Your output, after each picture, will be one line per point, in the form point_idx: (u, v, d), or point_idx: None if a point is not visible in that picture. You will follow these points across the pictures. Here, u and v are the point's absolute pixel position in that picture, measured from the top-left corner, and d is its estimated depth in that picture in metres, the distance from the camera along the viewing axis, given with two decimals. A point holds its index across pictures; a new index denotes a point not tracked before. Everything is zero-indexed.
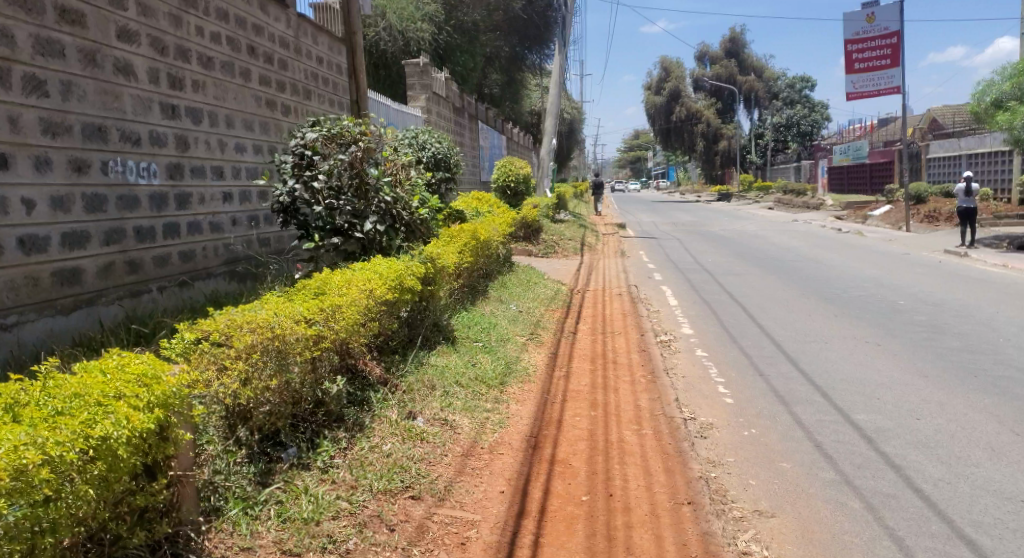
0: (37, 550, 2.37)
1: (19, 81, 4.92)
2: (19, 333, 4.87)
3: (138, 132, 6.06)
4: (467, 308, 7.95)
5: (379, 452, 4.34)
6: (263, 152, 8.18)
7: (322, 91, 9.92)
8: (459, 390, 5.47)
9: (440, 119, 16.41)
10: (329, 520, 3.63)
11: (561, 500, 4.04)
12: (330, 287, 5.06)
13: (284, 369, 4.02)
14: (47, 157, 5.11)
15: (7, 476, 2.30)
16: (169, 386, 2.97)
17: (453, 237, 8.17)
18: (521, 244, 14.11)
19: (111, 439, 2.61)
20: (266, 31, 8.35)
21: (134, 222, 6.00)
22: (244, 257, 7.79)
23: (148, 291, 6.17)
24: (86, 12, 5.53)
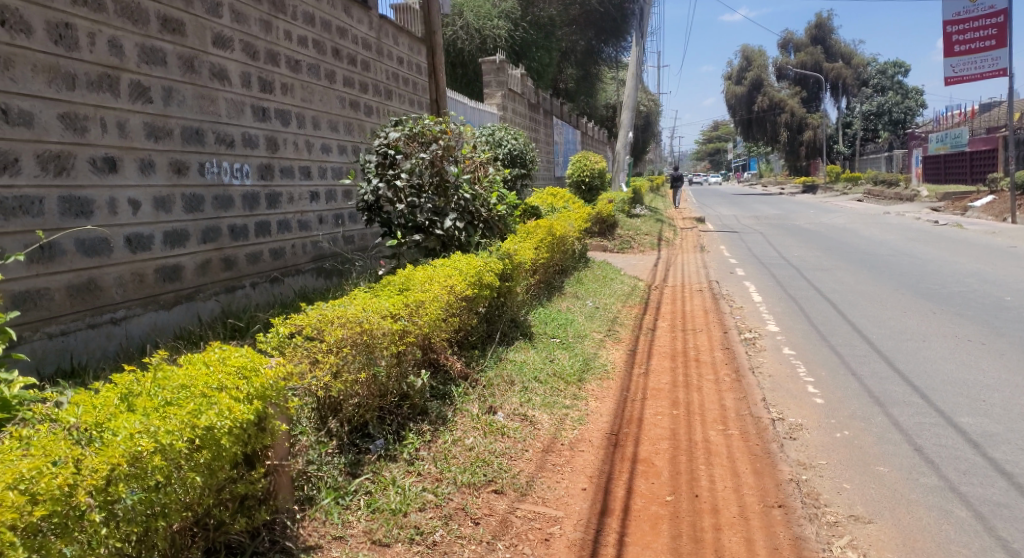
0: (151, 532, 2.51)
1: (127, 88, 5.19)
2: (127, 327, 5.16)
3: (232, 134, 6.32)
4: (544, 304, 7.97)
5: (462, 445, 4.41)
6: (347, 152, 8.39)
7: (402, 91, 10.10)
8: (538, 385, 5.49)
9: (515, 116, 16.47)
10: (415, 512, 3.71)
11: (645, 500, 4.01)
12: (413, 283, 5.17)
13: (371, 363, 4.13)
14: (151, 159, 5.38)
15: (124, 462, 2.44)
16: (267, 379, 3.08)
17: (531, 233, 8.22)
18: (597, 240, 14.04)
19: (215, 429, 2.72)
20: (349, 33, 8.56)
21: (228, 221, 6.26)
22: (330, 254, 8.02)
23: (242, 287, 6.44)
24: (185, 21, 5.79)
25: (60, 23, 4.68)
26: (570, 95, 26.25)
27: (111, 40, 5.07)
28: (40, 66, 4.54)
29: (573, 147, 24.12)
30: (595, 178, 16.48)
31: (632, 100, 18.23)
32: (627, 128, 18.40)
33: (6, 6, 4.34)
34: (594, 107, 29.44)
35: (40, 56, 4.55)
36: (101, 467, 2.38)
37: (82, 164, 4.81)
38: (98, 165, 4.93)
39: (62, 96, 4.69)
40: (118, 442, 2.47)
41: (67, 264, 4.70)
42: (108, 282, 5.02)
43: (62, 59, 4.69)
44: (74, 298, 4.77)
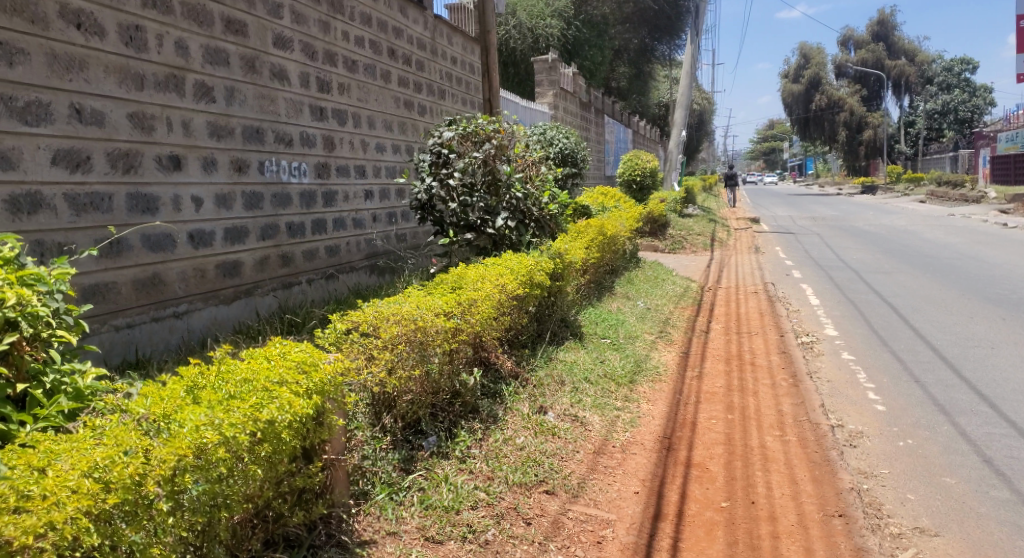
0: (214, 523, 2.55)
1: (192, 88, 5.33)
2: (188, 321, 5.31)
3: (290, 134, 6.44)
4: (595, 304, 7.95)
5: (513, 444, 4.42)
6: (401, 151, 8.48)
7: (456, 90, 10.16)
8: (589, 386, 5.47)
9: (566, 114, 16.43)
10: (467, 510, 3.73)
11: (700, 505, 3.96)
12: (466, 281, 5.20)
13: (424, 360, 4.16)
14: (213, 158, 5.52)
15: (190, 453, 2.47)
16: (325, 374, 3.15)
17: (582, 233, 8.21)
18: (648, 240, 13.93)
19: (276, 423, 2.77)
20: (405, 33, 8.64)
21: (286, 219, 6.39)
22: (383, 251, 8.12)
23: (298, 283, 6.57)
24: (248, 22, 5.92)
25: (131, 25, 4.83)
26: (622, 93, 26.08)
27: (178, 41, 5.21)
28: (112, 67, 4.69)
29: (625, 147, 23.96)
30: (647, 176, 16.34)
31: (686, 99, 18.01)
32: (680, 127, 18.20)
33: (81, 10, 4.50)
34: (647, 106, 29.18)
35: (112, 57, 4.70)
36: (169, 458, 2.40)
37: (149, 162, 4.96)
38: (164, 163, 5.08)
39: (132, 96, 4.83)
40: (185, 434, 2.51)
41: (133, 260, 4.85)
42: (171, 277, 5.17)
43: (132, 60, 4.84)
44: (140, 292, 4.92)
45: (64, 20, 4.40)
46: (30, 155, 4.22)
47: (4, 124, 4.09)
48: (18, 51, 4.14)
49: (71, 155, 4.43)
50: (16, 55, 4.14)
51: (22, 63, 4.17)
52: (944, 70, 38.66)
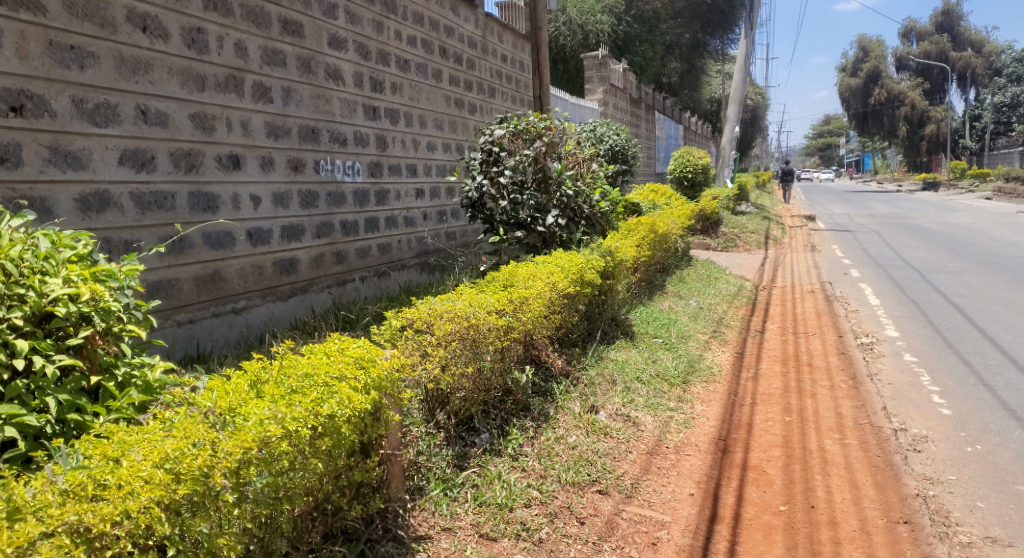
0: (276, 515, 2.61)
1: (251, 88, 5.45)
2: (247, 317, 5.44)
3: (345, 133, 6.54)
4: (646, 303, 7.88)
5: (565, 443, 4.41)
6: (451, 150, 8.53)
7: (506, 88, 10.17)
8: (641, 386, 5.43)
9: (617, 111, 16.32)
10: (521, 507, 3.74)
11: (757, 508, 3.90)
12: (517, 280, 5.21)
13: (476, 358, 4.18)
14: (271, 157, 5.64)
15: (256, 446, 2.52)
16: (382, 370, 3.21)
17: (633, 230, 8.13)
18: (700, 238, 13.77)
19: (336, 418, 2.83)
20: (456, 32, 8.69)
21: (340, 217, 6.49)
22: (434, 249, 8.18)
23: (352, 280, 6.67)
24: (304, 23, 6.02)
25: (194, 28, 4.96)
26: (674, 89, 25.81)
27: (238, 43, 5.33)
28: (175, 69, 4.82)
29: (676, 143, 23.70)
30: (698, 173, 16.12)
31: (740, 94, 17.71)
32: (733, 123, 17.90)
33: (147, 14, 4.62)
34: (699, 102, 28.81)
35: (176, 60, 4.82)
36: (235, 450, 2.45)
37: (210, 161, 5.09)
38: (223, 162, 5.20)
39: (194, 97, 4.96)
40: (250, 427, 2.56)
41: (195, 257, 4.98)
42: (231, 274, 5.30)
43: (194, 62, 4.96)
44: (201, 289, 5.06)
45: (132, 24, 4.53)
46: (99, 155, 4.35)
47: (75, 125, 4.21)
48: (88, 54, 4.27)
49: (137, 155, 4.56)
50: (86, 58, 4.27)
51: (92, 66, 4.29)
52: (1012, 61, 37.25)
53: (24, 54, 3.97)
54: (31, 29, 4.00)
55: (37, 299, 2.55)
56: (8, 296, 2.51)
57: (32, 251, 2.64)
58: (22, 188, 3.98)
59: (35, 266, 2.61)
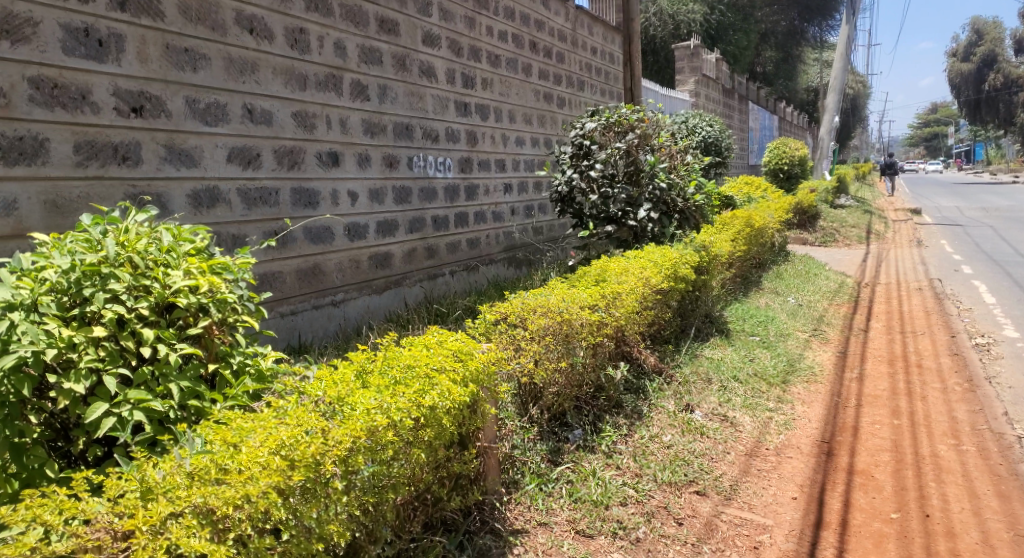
0: (382, 503, 2.68)
1: (349, 87, 5.60)
2: (345, 309, 5.59)
3: (437, 129, 6.63)
4: (741, 300, 7.67)
5: (660, 442, 4.35)
6: (539, 145, 8.54)
7: (595, 81, 10.08)
8: (738, 386, 5.30)
9: (709, 101, 15.93)
10: (617, 505, 3.71)
11: (866, 515, 3.75)
12: (610, 274, 5.15)
13: (570, 352, 4.16)
14: (367, 154, 5.78)
15: (364, 435, 2.59)
16: (480, 364, 3.25)
17: (728, 224, 7.92)
18: (796, 233, 13.31)
19: (437, 409, 2.89)
20: (547, 26, 8.67)
21: (432, 212, 6.60)
22: (522, 243, 8.21)
23: (442, 274, 6.77)
24: (400, 21, 6.14)
25: (297, 28, 5.12)
26: (768, 79, 25.08)
27: (337, 42, 5.48)
28: (279, 69, 4.99)
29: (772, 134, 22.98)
30: (795, 165, 15.59)
31: (841, 83, 17.00)
32: (833, 112, 17.20)
33: (254, 16, 4.80)
34: (796, 91, 27.83)
35: (279, 60, 4.99)
36: (345, 439, 2.51)
37: (310, 158, 5.26)
38: (323, 159, 5.36)
39: (296, 96, 5.13)
40: (358, 417, 2.64)
41: (297, 251, 5.16)
42: (330, 267, 5.46)
43: (297, 62, 5.13)
44: (303, 282, 5.23)
45: (240, 26, 4.70)
46: (210, 153, 4.54)
47: (188, 124, 4.40)
48: (201, 56, 4.45)
49: (244, 153, 4.75)
50: (199, 61, 4.45)
51: (204, 68, 4.47)
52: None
53: (144, 57, 4.14)
54: (151, 33, 4.18)
55: (161, 290, 2.68)
56: (135, 287, 2.65)
57: (156, 245, 2.80)
58: (141, 184, 4.16)
59: (159, 258, 2.75)
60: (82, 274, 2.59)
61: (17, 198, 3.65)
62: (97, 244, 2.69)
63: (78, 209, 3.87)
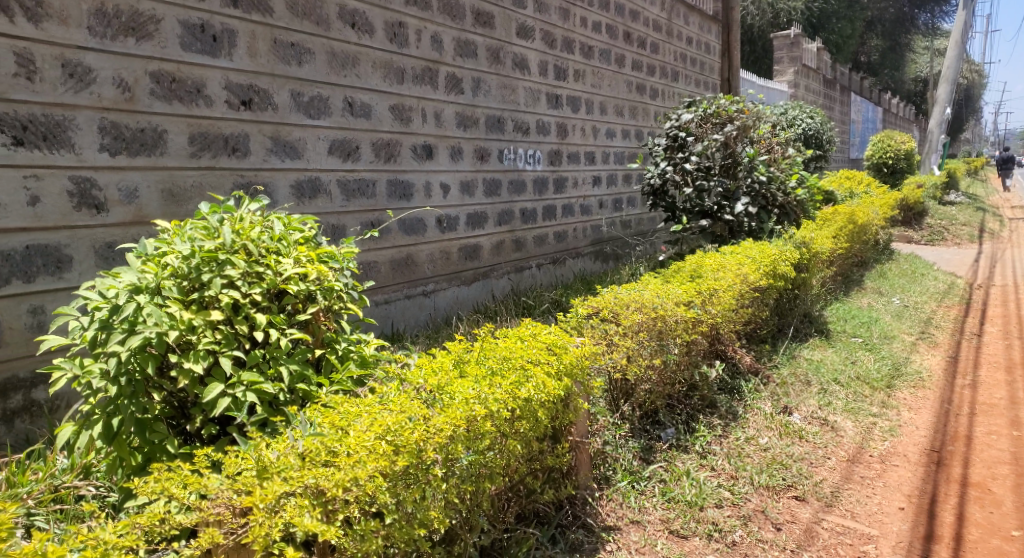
0: (479, 491, 2.71)
1: (444, 80, 5.67)
2: (435, 299, 5.67)
3: (528, 122, 6.64)
4: (841, 299, 7.37)
5: (756, 445, 4.24)
6: (630, 137, 8.43)
7: (690, 72, 9.86)
8: (839, 389, 5.10)
9: (808, 92, 15.36)
10: (712, 507, 3.64)
11: (983, 531, 3.56)
12: (706, 270, 5.04)
13: (663, 349, 4.10)
14: (460, 147, 5.85)
15: (463, 424, 2.62)
16: (574, 358, 3.24)
17: (829, 221, 7.63)
18: (901, 230, 12.70)
19: (532, 402, 2.90)
20: (641, 16, 8.53)
21: (521, 205, 6.62)
22: (610, 237, 8.13)
23: (529, 267, 6.78)
24: (495, 14, 6.16)
25: (396, 22, 5.21)
26: (873, 68, 24.00)
27: (434, 36, 5.55)
28: (378, 63, 5.10)
29: (875, 127, 21.98)
30: (901, 159, 14.85)
31: (954, 73, 16.09)
32: (945, 105, 16.30)
33: (356, 11, 4.90)
34: (902, 81, 26.53)
35: (379, 53, 5.10)
36: (446, 427, 2.56)
37: (406, 151, 5.36)
38: (418, 152, 5.46)
39: (394, 89, 5.23)
40: (457, 406, 2.68)
41: (390, 242, 5.26)
42: (422, 258, 5.55)
43: (396, 55, 5.23)
44: (396, 271, 5.33)
45: (342, 21, 4.82)
46: (313, 145, 4.68)
47: (293, 117, 4.54)
48: (305, 51, 4.59)
49: (344, 145, 4.88)
50: (304, 55, 4.58)
51: (308, 62, 4.61)
52: None
53: (254, 52, 4.30)
54: (260, 29, 4.33)
55: (273, 277, 2.78)
56: (249, 274, 2.75)
57: (269, 233, 2.91)
58: (249, 174, 4.33)
59: (271, 246, 2.86)
60: (201, 260, 2.71)
61: (138, 186, 3.82)
62: (214, 231, 2.80)
63: (192, 197, 4.04)
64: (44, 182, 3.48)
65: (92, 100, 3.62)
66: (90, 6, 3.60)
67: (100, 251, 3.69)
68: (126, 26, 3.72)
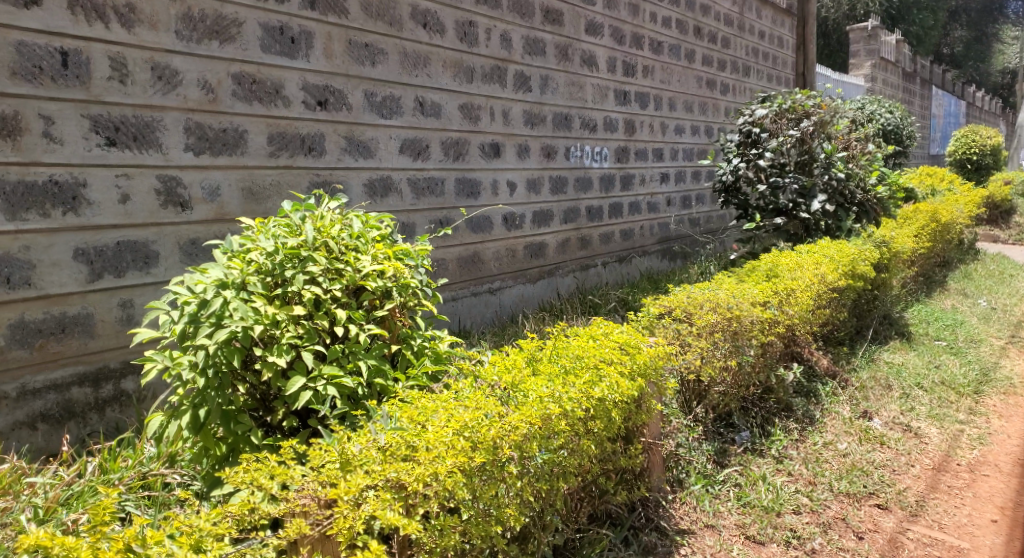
0: (553, 491, 2.70)
1: (513, 78, 5.68)
2: (500, 297, 5.68)
3: (596, 119, 6.59)
4: (924, 301, 7.08)
5: (835, 450, 4.11)
6: (700, 133, 8.28)
7: (762, 67, 9.63)
8: (922, 393, 4.90)
9: (886, 86, 14.83)
10: (790, 513, 3.55)
11: None
12: (782, 270, 4.90)
13: (738, 351, 4.01)
14: (527, 144, 5.85)
15: (537, 422, 2.62)
16: (647, 358, 3.20)
17: (910, 218, 7.34)
18: (986, 229, 12.14)
19: (606, 401, 2.89)
20: (713, 10, 8.37)
21: (587, 203, 6.58)
22: (678, 235, 8.01)
23: (594, 265, 6.73)
24: (564, 11, 6.14)
25: (467, 21, 5.24)
26: (956, 61, 23.03)
27: (503, 34, 5.56)
28: (449, 62, 5.14)
29: (958, 121, 21.03)
30: (987, 155, 14.18)
31: None
32: None
33: (427, 11, 4.95)
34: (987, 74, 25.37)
35: (449, 53, 5.13)
36: (521, 425, 2.56)
37: (474, 150, 5.39)
38: (486, 150, 5.48)
39: (464, 88, 5.26)
40: (531, 404, 2.68)
41: (458, 240, 5.30)
42: (488, 256, 5.57)
43: (465, 54, 5.26)
44: (463, 269, 5.36)
45: (415, 21, 4.87)
46: (385, 144, 4.75)
47: (366, 117, 4.62)
48: (379, 51, 4.66)
49: (415, 144, 4.94)
50: (377, 55, 4.66)
51: (381, 62, 4.68)
52: None
53: (330, 53, 4.39)
54: (335, 30, 4.41)
55: (352, 274, 2.85)
56: (329, 270, 2.82)
57: (347, 231, 2.97)
58: (324, 173, 4.42)
59: (350, 244, 2.93)
60: (285, 256, 2.79)
61: (219, 185, 3.94)
62: (297, 228, 2.89)
63: (270, 195, 4.15)
64: (134, 181, 3.61)
65: (179, 102, 3.74)
66: (178, 11, 3.72)
67: (184, 247, 3.82)
68: (210, 29, 3.84)
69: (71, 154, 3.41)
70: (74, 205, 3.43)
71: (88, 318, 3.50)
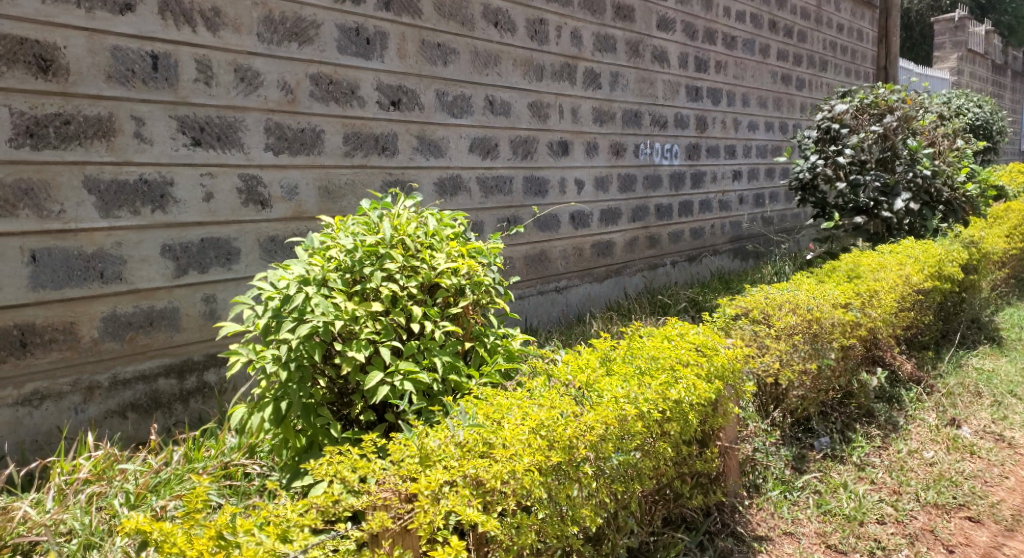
0: (628, 492, 2.66)
1: (582, 76, 5.64)
2: (568, 295, 5.65)
3: (666, 116, 6.49)
4: (1015, 305, 6.74)
5: (921, 459, 3.93)
6: (774, 130, 8.06)
7: (840, 60, 9.31)
8: (1015, 402, 4.65)
9: (974, 80, 14.16)
10: (874, 523, 3.41)
11: None
12: (863, 271, 4.73)
13: (819, 354, 3.87)
14: (596, 142, 5.81)
15: (613, 422, 2.59)
16: (725, 359, 3.13)
17: (1002, 217, 6.98)
18: None
19: (682, 403, 2.83)
20: (789, 3, 8.14)
21: (656, 201, 6.49)
22: (750, 234, 7.82)
23: (663, 265, 6.63)
24: (635, 6, 6.06)
25: (538, 19, 5.23)
26: None
27: (574, 32, 5.52)
28: (519, 61, 5.14)
29: None
30: None
31: None
32: None
33: (499, 10, 4.96)
34: None
35: (520, 51, 5.13)
36: (597, 425, 2.54)
37: (543, 148, 5.38)
38: (554, 148, 5.46)
39: (533, 87, 5.26)
40: (607, 404, 2.65)
41: (526, 238, 5.29)
42: (556, 254, 5.55)
43: (536, 53, 5.25)
44: (530, 268, 5.35)
45: (486, 20, 4.89)
46: (455, 143, 4.78)
47: (437, 117, 4.66)
48: (451, 51, 4.69)
49: (484, 143, 4.96)
50: (449, 55, 4.69)
51: (453, 62, 4.71)
52: None
53: (403, 54, 4.44)
54: (409, 31, 4.46)
55: (428, 272, 2.88)
56: (406, 268, 2.86)
57: (423, 229, 3.00)
58: (397, 172, 4.48)
59: (426, 241, 2.95)
60: (364, 254, 2.83)
61: (297, 184, 4.03)
62: (374, 227, 2.93)
63: (345, 194, 4.23)
64: (217, 180, 3.72)
65: (260, 102, 3.84)
66: (260, 14, 3.81)
67: (264, 244, 3.93)
68: (290, 31, 3.93)
69: (160, 154, 3.53)
70: (162, 203, 3.55)
71: (173, 312, 3.63)
